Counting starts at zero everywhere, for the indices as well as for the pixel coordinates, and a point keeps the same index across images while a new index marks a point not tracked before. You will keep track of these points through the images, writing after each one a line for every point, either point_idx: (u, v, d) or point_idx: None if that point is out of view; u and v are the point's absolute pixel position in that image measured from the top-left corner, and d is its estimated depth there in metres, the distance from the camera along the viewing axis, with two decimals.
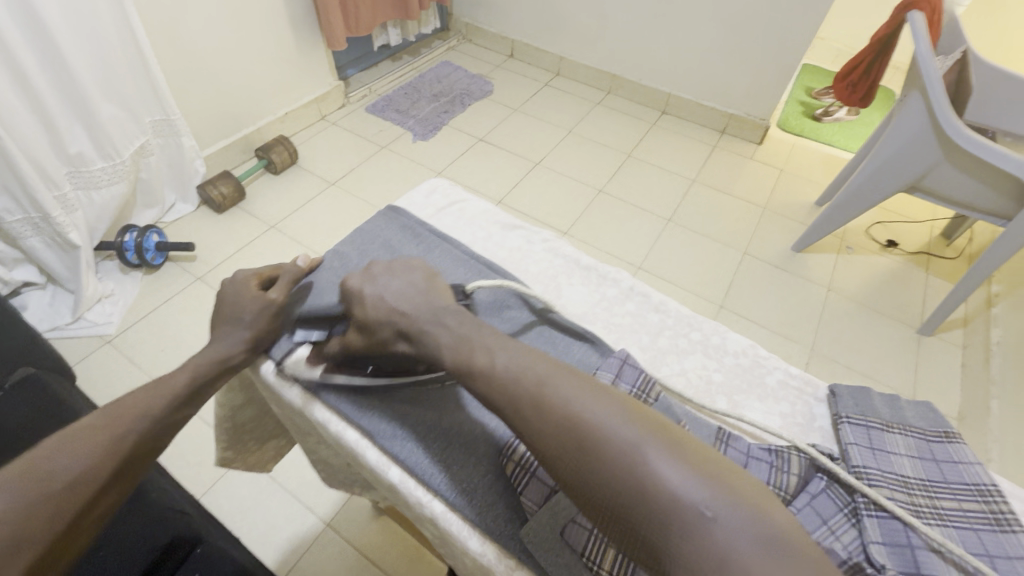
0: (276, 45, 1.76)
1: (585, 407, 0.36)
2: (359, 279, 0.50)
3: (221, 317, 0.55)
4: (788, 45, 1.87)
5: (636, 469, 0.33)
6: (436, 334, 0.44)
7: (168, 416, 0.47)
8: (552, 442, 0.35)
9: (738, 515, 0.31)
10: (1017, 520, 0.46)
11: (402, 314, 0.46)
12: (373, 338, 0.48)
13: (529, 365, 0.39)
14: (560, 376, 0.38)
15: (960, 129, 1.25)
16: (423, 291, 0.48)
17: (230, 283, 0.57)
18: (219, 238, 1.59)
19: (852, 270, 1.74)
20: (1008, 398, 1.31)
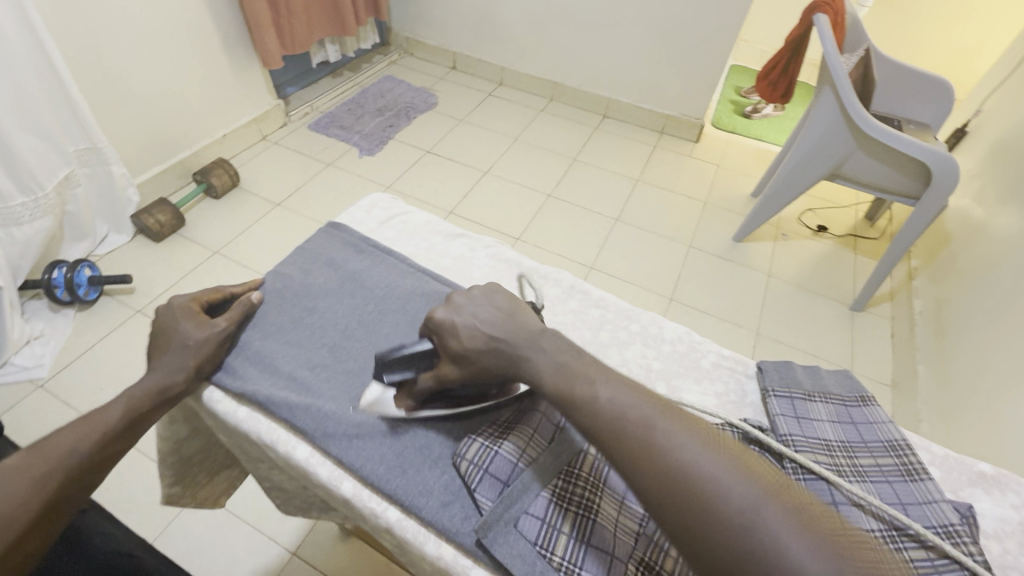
0: (208, 66, 1.72)
1: (698, 457, 0.37)
2: (445, 309, 0.48)
3: (160, 345, 0.54)
4: (713, 47, 1.98)
5: (752, 530, 0.33)
6: (538, 360, 0.45)
7: (100, 452, 0.46)
8: (665, 491, 0.36)
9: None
10: (923, 469, 0.51)
11: (500, 339, 0.46)
12: (475, 368, 0.46)
13: (634, 403, 0.40)
14: (671, 421, 0.39)
15: (870, 121, 1.36)
16: (510, 313, 0.48)
17: (166, 310, 0.56)
18: (160, 267, 1.52)
19: (788, 255, 1.85)
20: (932, 362, 1.42)
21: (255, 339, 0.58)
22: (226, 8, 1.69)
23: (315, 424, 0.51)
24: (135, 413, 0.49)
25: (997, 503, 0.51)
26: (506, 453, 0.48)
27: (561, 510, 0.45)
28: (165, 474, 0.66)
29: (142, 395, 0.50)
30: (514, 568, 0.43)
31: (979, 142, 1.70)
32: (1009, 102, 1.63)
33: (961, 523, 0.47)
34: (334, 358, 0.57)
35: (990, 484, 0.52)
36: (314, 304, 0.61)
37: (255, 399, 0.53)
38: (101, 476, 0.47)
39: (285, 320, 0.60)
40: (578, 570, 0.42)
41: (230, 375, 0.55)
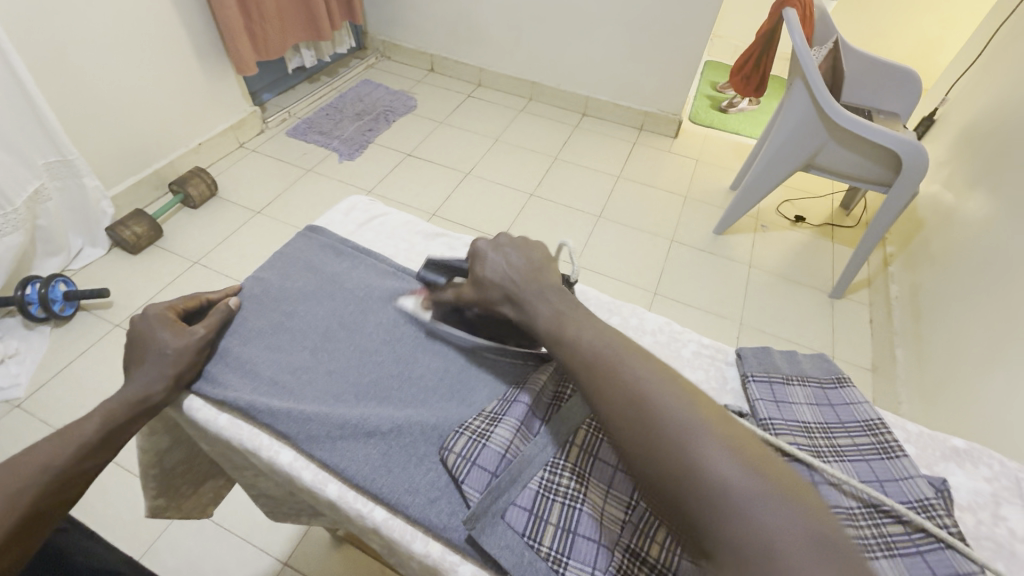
0: (181, 74, 1.69)
1: (653, 385, 0.39)
2: (488, 244, 0.54)
3: (136, 355, 0.53)
4: (688, 44, 2.01)
5: (688, 448, 0.35)
6: (541, 306, 0.48)
7: (73, 469, 0.46)
8: (618, 413, 0.39)
9: (784, 510, 0.32)
10: (899, 446, 0.52)
11: (513, 282, 0.50)
12: (485, 297, 0.52)
13: (606, 342, 0.43)
14: (634, 357, 0.41)
15: (840, 111, 1.39)
16: (537, 264, 0.52)
17: (141, 319, 0.55)
18: (137, 279, 1.50)
19: (768, 246, 1.88)
20: (909, 345, 1.46)
21: (235, 345, 0.57)
22: (198, 15, 1.67)
23: (297, 427, 0.51)
24: (111, 426, 0.48)
25: (971, 476, 0.53)
26: (494, 445, 0.48)
27: (548, 501, 0.46)
28: (148, 487, 0.65)
29: (118, 407, 0.49)
30: (501, 559, 0.43)
31: (946, 130, 1.75)
32: (974, 90, 1.68)
33: (936, 497, 0.48)
34: (316, 360, 0.56)
35: (963, 459, 0.54)
36: (295, 308, 0.61)
37: (236, 405, 0.52)
38: (78, 491, 0.47)
39: (265, 325, 0.59)
40: (566, 560, 0.43)
41: (210, 383, 0.54)
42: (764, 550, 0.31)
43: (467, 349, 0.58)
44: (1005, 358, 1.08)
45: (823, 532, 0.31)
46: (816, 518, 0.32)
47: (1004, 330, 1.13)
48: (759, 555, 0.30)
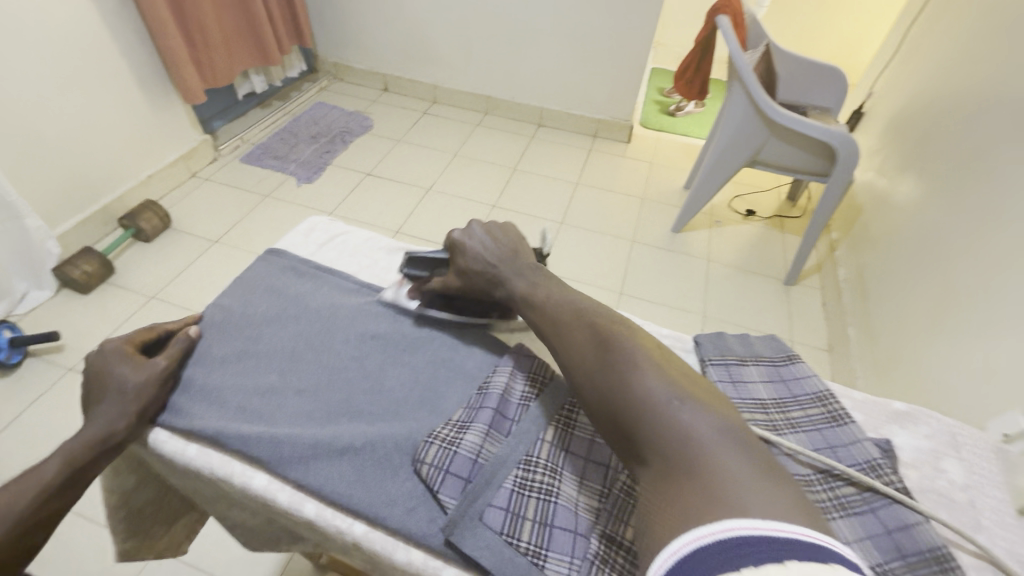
0: (123, 105, 1.64)
1: (597, 332, 0.45)
2: (463, 230, 0.60)
3: (94, 392, 0.52)
4: (632, 53, 2.09)
5: (624, 375, 0.41)
6: (516, 281, 0.54)
7: (35, 514, 0.45)
8: (576, 348, 0.46)
9: (701, 412, 0.38)
10: (846, 413, 0.57)
11: (493, 265, 0.56)
12: (472, 280, 0.58)
13: (571, 298, 0.51)
14: (583, 311, 0.48)
15: (776, 109, 1.48)
16: (512, 246, 0.58)
17: (98, 354, 0.54)
18: (91, 320, 1.44)
19: (723, 240, 1.97)
20: (860, 323, 1.54)
21: (200, 374, 0.56)
22: (138, 45, 1.63)
23: (268, 451, 0.50)
24: (73, 467, 0.47)
25: (912, 435, 0.57)
26: (465, 450, 0.49)
27: (524, 498, 0.47)
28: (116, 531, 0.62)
29: (80, 446, 0.48)
30: (482, 559, 0.44)
31: (874, 121, 1.88)
32: (895, 82, 1.81)
33: (883, 457, 0.53)
34: (285, 381, 0.56)
35: (905, 420, 0.58)
36: (259, 332, 0.61)
37: (204, 434, 0.52)
38: (42, 534, 0.45)
39: (230, 351, 0.59)
40: (546, 552, 0.44)
41: (176, 414, 0.53)
42: (684, 448, 0.36)
43: (434, 359, 0.59)
44: (946, 329, 1.17)
45: (728, 429, 0.37)
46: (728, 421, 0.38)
47: (942, 302, 1.21)
48: (683, 452, 0.36)
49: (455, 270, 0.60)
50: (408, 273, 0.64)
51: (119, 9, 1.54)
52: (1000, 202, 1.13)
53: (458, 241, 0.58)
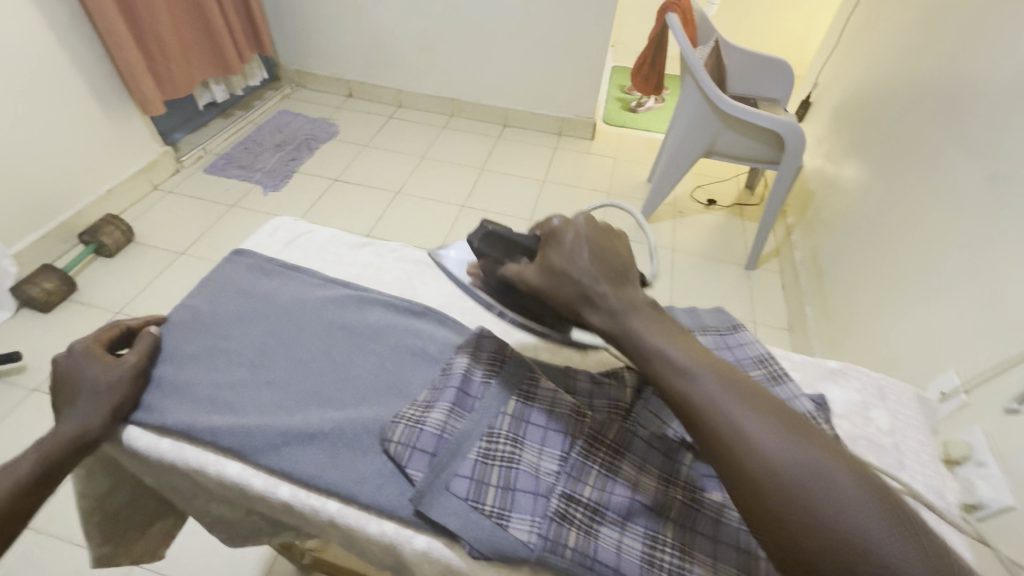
0: (78, 120, 1.61)
1: (781, 442, 0.37)
2: (576, 229, 0.49)
3: (62, 392, 0.53)
4: (592, 52, 2.15)
5: (835, 510, 0.35)
6: (648, 333, 0.44)
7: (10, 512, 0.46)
8: (745, 458, 0.37)
9: (918, 552, 0.34)
10: (784, 373, 0.61)
11: (597, 282, 0.46)
12: (556, 282, 0.48)
13: (708, 374, 0.41)
14: (752, 401, 0.40)
15: (727, 101, 1.55)
16: (624, 268, 0.49)
17: (64, 354, 0.55)
18: (54, 339, 1.41)
19: (687, 230, 2.04)
20: (815, 302, 1.63)
21: (169, 372, 0.58)
22: (92, 58, 1.60)
23: (240, 440, 0.52)
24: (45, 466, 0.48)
25: (845, 389, 0.62)
26: (431, 427, 0.52)
27: (488, 467, 0.50)
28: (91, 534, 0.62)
29: (51, 445, 0.49)
30: (450, 524, 0.47)
31: (822, 109, 1.98)
32: (838, 73, 1.91)
33: (817, 409, 0.57)
34: (255, 374, 0.58)
35: (838, 376, 0.63)
36: (227, 329, 0.62)
37: (175, 429, 0.53)
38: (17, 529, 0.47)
39: (199, 348, 0.60)
40: (509, 513, 0.47)
41: (147, 410, 0.55)
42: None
43: (399, 345, 0.61)
44: (892, 302, 1.25)
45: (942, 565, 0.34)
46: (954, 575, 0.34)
47: (887, 277, 1.29)
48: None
49: (539, 263, 0.50)
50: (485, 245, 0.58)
51: (71, 22, 1.52)
52: (931, 181, 1.21)
53: (559, 238, 0.49)
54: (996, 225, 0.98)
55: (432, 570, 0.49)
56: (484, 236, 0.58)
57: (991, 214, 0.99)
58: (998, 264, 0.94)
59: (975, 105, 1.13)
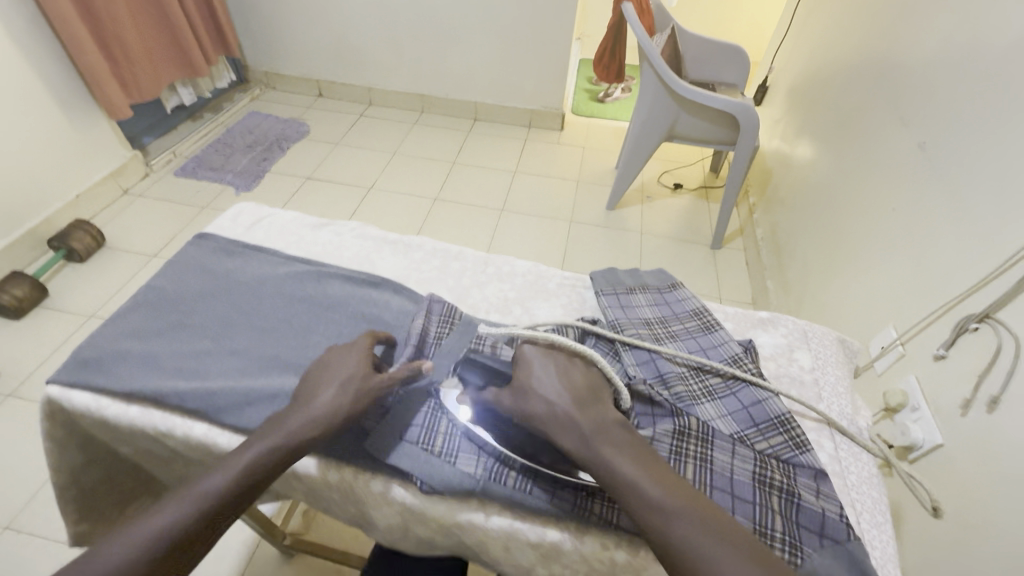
0: (42, 127, 1.61)
1: None
2: (543, 354, 0.54)
3: (313, 390, 0.52)
4: (556, 43, 2.20)
5: None
6: (622, 464, 0.45)
7: (224, 506, 0.43)
8: None
9: None
10: (717, 323, 0.67)
11: (565, 409, 0.48)
12: (524, 404, 0.49)
13: (692, 522, 0.41)
14: (736, 550, 0.39)
15: (683, 85, 1.61)
16: (592, 392, 0.51)
17: (336, 355, 0.55)
18: (26, 344, 1.41)
19: (655, 214, 2.10)
20: (776, 276, 1.69)
21: (137, 346, 0.61)
22: (55, 62, 1.60)
23: (205, 402, 0.56)
24: (257, 471, 0.45)
25: (772, 335, 0.68)
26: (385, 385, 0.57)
27: (437, 417, 0.54)
28: (68, 509, 0.65)
29: (281, 442, 0.47)
30: (401, 465, 0.51)
31: (777, 92, 2.06)
32: (791, 56, 1.98)
33: (743, 352, 0.63)
34: (219, 345, 0.61)
35: (767, 324, 0.69)
36: (192, 305, 0.65)
37: (142, 395, 0.56)
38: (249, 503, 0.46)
39: (165, 324, 0.63)
40: (456, 453, 0.52)
41: (117, 381, 0.58)
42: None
43: (356, 313, 0.65)
44: (841, 269, 1.31)
45: None
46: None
47: (836, 246, 1.36)
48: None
49: (512, 387, 0.52)
50: (461, 373, 0.57)
51: (30, 26, 1.51)
52: (871, 154, 1.28)
53: (527, 367, 0.52)
54: (924, 189, 1.04)
55: (391, 512, 0.53)
56: (461, 363, 0.58)
57: (920, 179, 1.06)
58: (927, 224, 1.01)
59: (906, 79, 1.20)
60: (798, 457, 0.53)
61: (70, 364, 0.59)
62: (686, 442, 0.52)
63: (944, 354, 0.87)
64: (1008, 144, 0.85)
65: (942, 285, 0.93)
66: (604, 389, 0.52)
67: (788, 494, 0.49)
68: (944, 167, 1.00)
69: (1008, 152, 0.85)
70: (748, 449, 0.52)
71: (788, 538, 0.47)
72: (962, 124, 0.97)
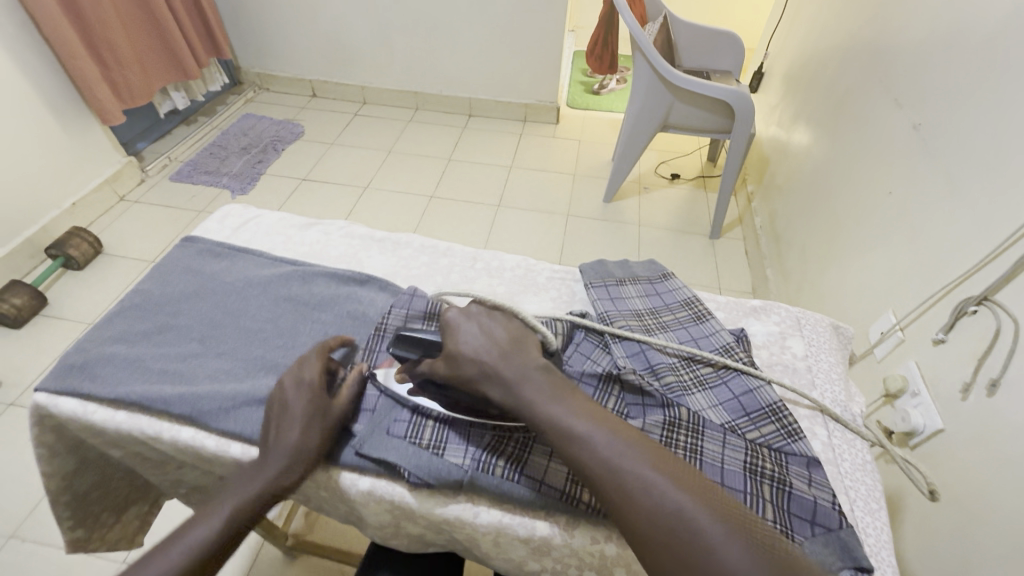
0: (36, 135, 1.61)
1: (662, 490, 0.40)
2: (464, 314, 0.54)
3: (278, 426, 0.51)
4: (548, 36, 2.18)
5: (705, 549, 0.37)
6: (538, 401, 0.46)
7: (209, 555, 0.45)
8: (633, 513, 0.40)
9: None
10: (709, 312, 0.66)
11: (491, 363, 0.49)
12: (462, 371, 0.50)
13: (602, 436, 0.44)
14: (639, 454, 0.42)
15: (675, 74, 1.59)
16: (517, 342, 0.51)
17: (291, 383, 0.53)
18: (28, 353, 1.42)
19: (652, 205, 2.08)
20: (775, 264, 1.68)
21: (124, 350, 0.61)
22: (47, 70, 1.60)
23: (192, 407, 0.55)
24: (232, 522, 0.47)
25: (765, 324, 0.67)
26: (372, 386, 0.57)
27: (423, 408, 0.54)
28: (61, 518, 0.64)
29: (259, 489, 0.48)
30: (389, 457, 0.51)
31: (773, 78, 2.04)
32: (785, 41, 1.96)
33: (736, 341, 0.62)
34: (206, 348, 0.61)
35: (759, 312, 0.68)
36: (178, 308, 0.65)
37: (129, 400, 0.56)
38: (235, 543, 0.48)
39: (152, 328, 0.63)
40: (444, 445, 0.51)
41: (105, 386, 0.58)
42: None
43: (342, 312, 0.65)
44: (839, 255, 1.30)
45: None
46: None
47: (834, 232, 1.35)
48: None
49: (445, 356, 0.52)
50: (397, 352, 0.55)
51: (20, 34, 1.51)
52: (866, 138, 1.26)
53: (454, 330, 0.51)
54: (919, 170, 1.03)
55: (381, 509, 0.53)
56: (395, 344, 0.55)
57: (914, 160, 1.05)
58: (923, 206, 1.00)
59: (898, 60, 1.18)
60: (790, 445, 0.52)
61: (57, 370, 0.59)
62: (676, 433, 0.51)
63: (942, 338, 0.85)
64: (1001, 122, 0.84)
65: (940, 268, 0.92)
66: (533, 341, 0.53)
67: (779, 483, 0.49)
68: (938, 147, 0.98)
69: (1001, 130, 0.84)
70: (740, 438, 0.52)
71: (779, 527, 0.46)
72: (955, 103, 0.96)
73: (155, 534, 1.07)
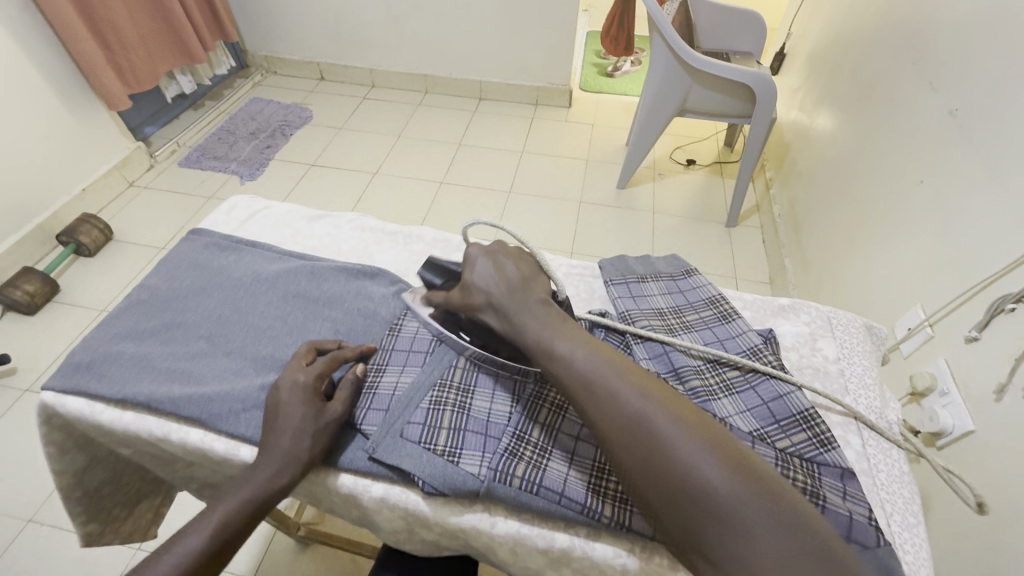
0: (44, 121, 1.59)
1: (642, 406, 0.40)
2: (482, 248, 0.53)
3: (272, 428, 0.50)
4: (562, 16, 2.10)
5: (674, 460, 0.37)
6: (530, 325, 0.46)
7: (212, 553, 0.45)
8: (609, 424, 0.40)
9: (748, 492, 0.35)
10: (735, 312, 0.63)
11: (499, 290, 0.49)
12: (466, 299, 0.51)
13: (591, 357, 0.43)
14: (624, 372, 0.42)
15: (695, 56, 1.53)
16: (527, 275, 0.50)
17: (286, 384, 0.52)
18: (40, 339, 1.42)
19: (667, 192, 2.03)
20: (794, 253, 1.63)
21: (132, 348, 0.59)
22: (51, 54, 1.57)
23: (201, 408, 0.54)
24: (234, 521, 0.47)
25: (794, 323, 0.64)
26: (385, 389, 0.55)
27: (439, 413, 0.52)
28: (71, 514, 0.63)
29: (257, 491, 0.47)
30: (403, 464, 0.49)
31: (795, 60, 1.96)
32: (809, 20, 1.88)
33: (763, 343, 0.59)
34: (213, 346, 0.59)
35: (788, 311, 0.65)
36: (185, 303, 0.63)
37: (136, 401, 0.55)
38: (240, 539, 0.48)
39: (158, 325, 0.61)
40: (460, 452, 0.49)
41: (112, 385, 0.56)
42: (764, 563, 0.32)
43: (353, 309, 0.63)
44: (864, 244, 1.25)
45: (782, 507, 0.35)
46: (794, 508, 0.35)
47: (857, 222, 1.30)
48: (756, 566, 0.32)
49: (460, 286, 0.52)
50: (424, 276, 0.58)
51: (23, 15, 1.47)
52: (896, 123, 1.21)
53: (470, 261, 0.52)
54: (955, 159, 0.98)
55: (394, 515, 0.51)
56: (426, 268, 0.59)
57: (948, 149, 1.00)
58: (957, 197, 0.95)
59: (933, 39, 1.12)
60: (823, 456, 0.49)
61: (63, 368, 0.58)
62: None
63: (976, 336, 0.82)
64: None
65: (974, 263, 0.88)
66: (542, 275, 0.52)
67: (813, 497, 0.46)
68: (975, 134, 0.93)
69: None
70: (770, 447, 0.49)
71: None
72: (995, 89, 0.91)
73: (168, 524, 1.07)
